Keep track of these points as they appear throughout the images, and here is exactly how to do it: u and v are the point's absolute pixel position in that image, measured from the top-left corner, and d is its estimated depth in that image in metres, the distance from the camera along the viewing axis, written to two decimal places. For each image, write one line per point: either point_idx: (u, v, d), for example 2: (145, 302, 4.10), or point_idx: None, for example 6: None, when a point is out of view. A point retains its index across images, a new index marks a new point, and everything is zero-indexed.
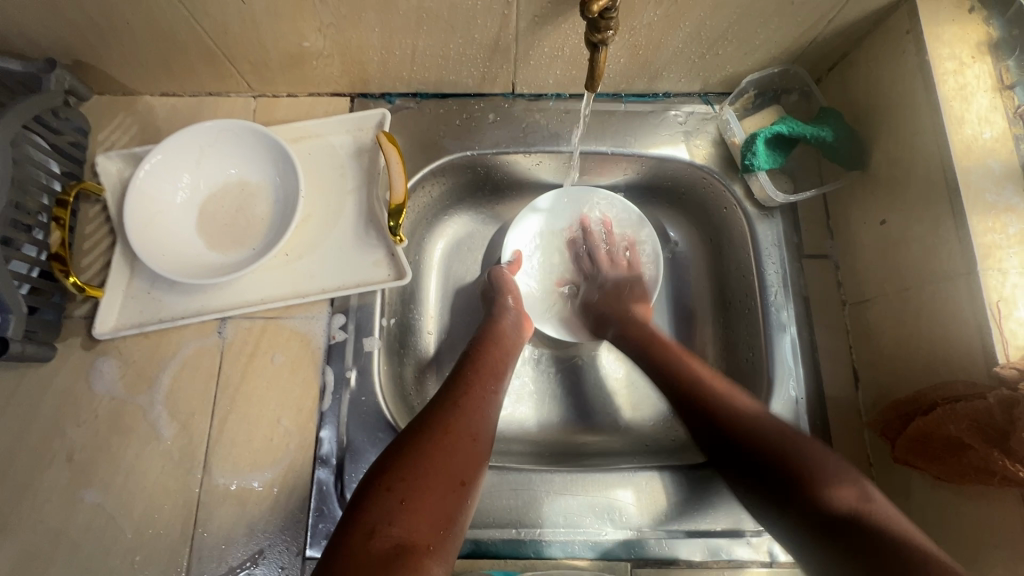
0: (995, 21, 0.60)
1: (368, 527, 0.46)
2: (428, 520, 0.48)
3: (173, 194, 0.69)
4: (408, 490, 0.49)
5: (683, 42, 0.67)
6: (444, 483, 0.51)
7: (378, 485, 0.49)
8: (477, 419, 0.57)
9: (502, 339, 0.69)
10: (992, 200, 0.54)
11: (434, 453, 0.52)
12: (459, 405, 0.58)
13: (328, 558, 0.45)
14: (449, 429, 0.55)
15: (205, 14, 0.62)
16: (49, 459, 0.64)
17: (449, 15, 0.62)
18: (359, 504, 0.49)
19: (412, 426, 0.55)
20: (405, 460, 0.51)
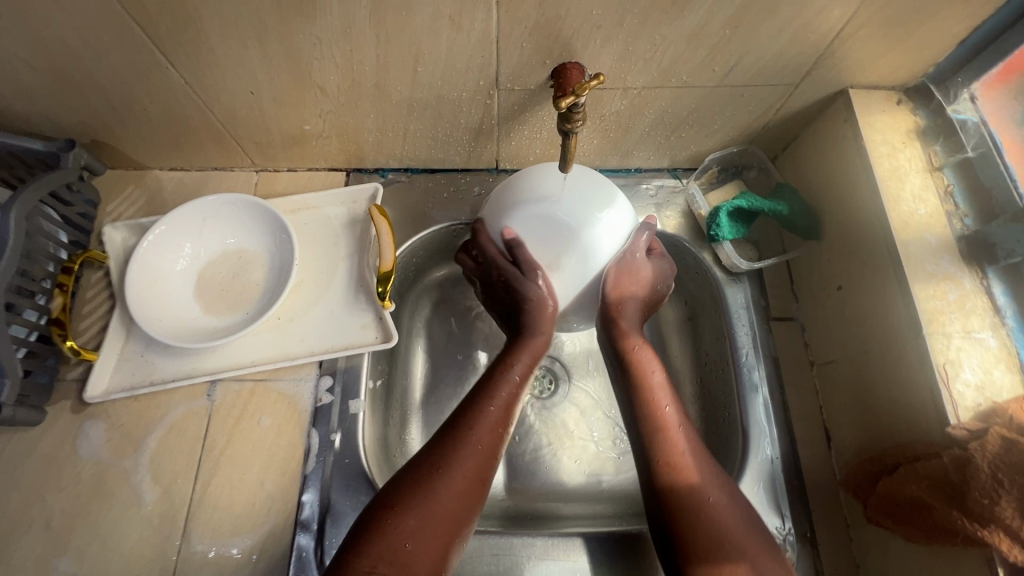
0: (921, 111, 0.68)
1: (362, 567, 0.48)
2: (426, 563, 0.50)
3: (173, 262, 0.74)
4: (410, 529, 0.51)
5: (649, 126, 0.74)
6: (446, 528, 0.52)
7: (385, 518, 0.51)
8: (484, 462, 0.58)
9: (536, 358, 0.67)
10: (931, 269, 0.59)
11: (439, 492, 0.54)
12: (479, 441, 0.58)
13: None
14: (456, 463, 0.56)
15: (217, 102, 0.69)
16: (27, 525, 0.64)
17: (438, 103, 0.69)
18: (362, 539, 0.50)
19: (423, 456, 0.57)
20: (412, 497, 0.53)
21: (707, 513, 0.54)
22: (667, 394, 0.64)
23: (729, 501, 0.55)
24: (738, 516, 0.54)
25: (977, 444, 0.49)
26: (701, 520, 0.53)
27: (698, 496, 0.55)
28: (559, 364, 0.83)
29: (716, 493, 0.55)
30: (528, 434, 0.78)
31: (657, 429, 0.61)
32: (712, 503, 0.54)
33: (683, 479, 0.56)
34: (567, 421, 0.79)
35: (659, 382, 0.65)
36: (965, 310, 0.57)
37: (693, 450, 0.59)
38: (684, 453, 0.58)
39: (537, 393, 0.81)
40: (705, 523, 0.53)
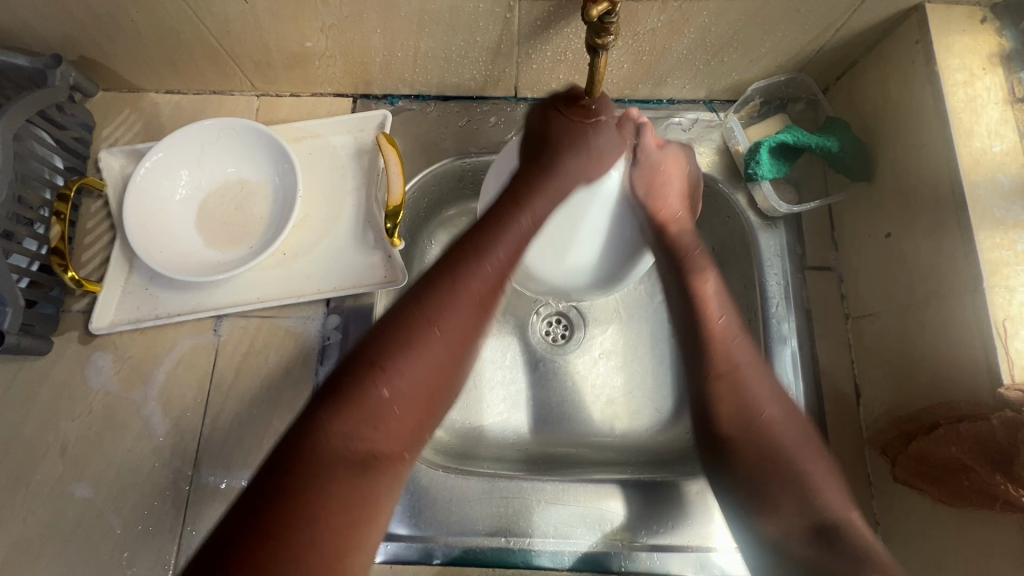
0: (1008, 32, 0.59)
1: (339, 431, 0.41)
2: (409, 433, 0.44)
3: (173, 192, 0.70)
4: (396, 388, 0.43)
5: (688, 49, 0.66)
6: (434, 397, 0.45)
7: (371, 378, 0.43)
8: (477, 322, 0.48)
9: (544, 215, 0.57)
10: (1000, 216, 0.53)
11: (428, 358, 0.44)
12: (478, 276, 0.48)
13: (300, 438, 0.40)
14: (455, 316, 0.46)
15: (208, 13, 0.62)
16: (43, 452, 0.65)
17: (451, 17, 0.62)
18: (338, 396, 0.42)
19: (413, 309, 0.46)
20: (399, 351, 0.44)
21: (763, 429, 0.53)
22: (721, 303, 0.60)
23: (786, 416, 0.54)
24: (801, 442, 0.52)
25: None
26: (749, 423, 0.53)
27: (746, 419, 0.53)
28: (575, 310, 0.79)
29: (778, 415, 0.53)
30: (540, 379, 0.76)
31: (708, 343, 0.57)
32: (767, 418, 0.53)
33: (726, 394, 0.55)
34: (581, 369, 0.76)
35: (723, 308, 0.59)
36: None
37: (748, 362, 0.56)
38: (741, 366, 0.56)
39: (551, 339, 0.78)
40: (759, 451, 0.52)
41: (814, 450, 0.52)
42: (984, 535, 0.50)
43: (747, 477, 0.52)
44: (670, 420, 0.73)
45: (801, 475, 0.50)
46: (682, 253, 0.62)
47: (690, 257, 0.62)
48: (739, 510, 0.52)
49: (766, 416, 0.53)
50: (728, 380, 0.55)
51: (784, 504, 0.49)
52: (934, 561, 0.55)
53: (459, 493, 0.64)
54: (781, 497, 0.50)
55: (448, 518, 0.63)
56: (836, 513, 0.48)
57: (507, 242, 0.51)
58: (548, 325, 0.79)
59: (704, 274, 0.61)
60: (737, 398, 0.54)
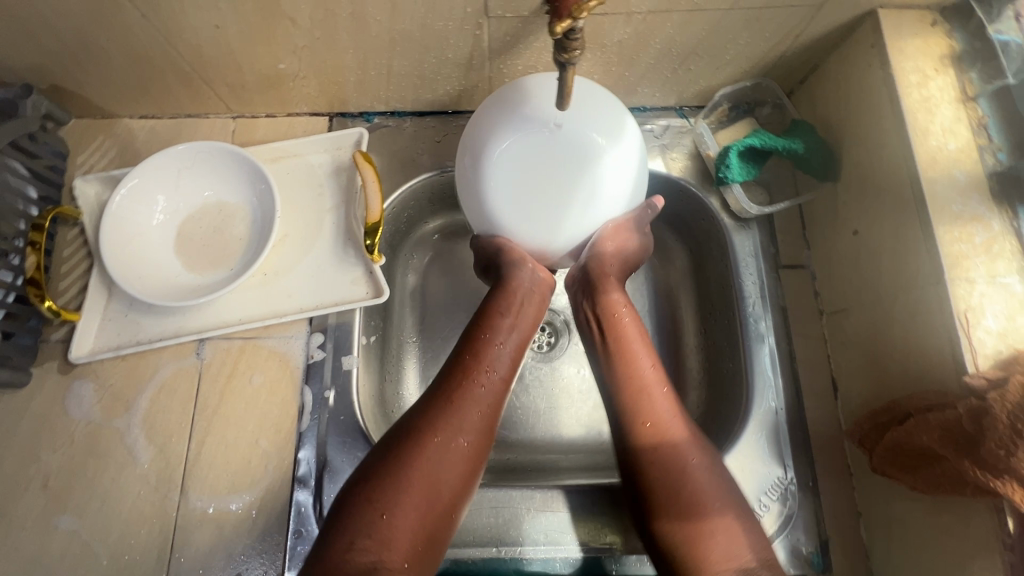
0: (957, 34, 0.61)
1: (344, 545, 0.48)
2: (408, 539, 0.50)
3: (150, 217, 0.70)
4: (392, 507, 0.50)
5: (655, 58, 0.68)
6: (431, 505, 0.52)
7: (365, 493, 0.51)
8: (472, 433, 0.56)
9: (518, 307, 0.64)
10: (957, 210, 0.55)
11: (421, 469, 0.52)
12: (462, 403, 0.57)
13: (315, 562, 0.48)
14: (447, 435, 0.55)
15: (179, 39, 0.63)
16: (25, 486, 0.64)
17: (422, 35, 0.63)
18: (346, 516, 0.50)
19: (405, 431, 0.55)
20: (395, 471, 0.52)
21: (663, 446, 0.56)
22: (648, 351, 0.62)
23: (689, 441, 0.57)
24: (690, 449, 0.56)
25: (995, 394, 0.47)
26: (654, 449, 0.56)
27: (659, 438, 0.56)
28: (558, 317, 0.80)
29: (674, 427, 0.57)
30: (526, 388, 0.76)
31: (631, 394, 0.59)
32: (693, 463, 0.55)
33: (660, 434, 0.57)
34: (566, 375, 0.77)
35: (644, 358, 0.61)
36: (991, 254, 0.53)
37: (673, 413, 0.58)
38: (664, 411, 0.58)
39: (536, 347, 0.78)
40: (665, 486, 0.55)
41: (729, 495, 0.54)
42: (957, 520, 0.52)
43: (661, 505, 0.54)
44: None
45: (687, 494, 0.54)
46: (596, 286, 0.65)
47: (614, 316, 0.64)
48: (659, 541, 0.54)
49: (671, 440, 0.56)
50: (653, 422, 0.57)
51: (712, 541, 0.51)
52: (916, 547, 0.56)
53: None
54: (704, 539, 0.52)
55: None
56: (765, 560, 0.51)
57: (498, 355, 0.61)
58: None
59: (614, 291, 0.65)
60: (656, 426, 0.57)
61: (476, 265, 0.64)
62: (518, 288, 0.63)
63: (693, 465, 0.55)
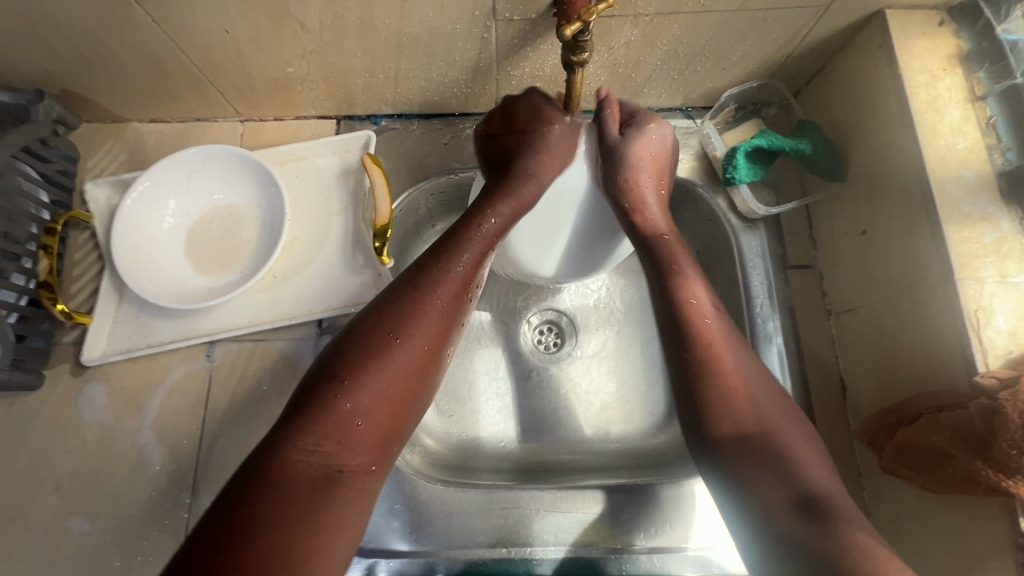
0: (965, 34, 0.61)
1: (304, 446, 0.43)
2: (374, 441, 0.46)
3: (160, 220, 0.71)
4: (360, 404, 0.46)
5: (662, 60, 0.68)
6: (396, 408, 0.48)
7: (335, 393, 0.46)
8: (440, 336, 0.52)
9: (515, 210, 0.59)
10: (967, 210, 0.55)
11: (390, 369, 0.48)
12: (436, 305, 0.52)
13: (263, 467, 0.42)
14: (414, 331, 0.50)
15: (189, 44, 0.63)
16: (38, 487, 0.64)
17: (430, 39, 0.63)
18: (305, 414, 0.45)
19: (372, 330, 0.50)
20: (362, 369, 0.47)
21: (755, 409, 0.51)
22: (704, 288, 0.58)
23: (775, 400, 0.52)
24: (778, 420, 0.51)
25: (1008, 394, 0.47)
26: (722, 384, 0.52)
27: (727, 375, 0.52)
28: (566, 317, 0.80)
29: (756, 386, 0.52)
30: (534, 389, 0.76)
31: (698, 337, 0.55)
32: (744, 392, 0.52)
33: (716, 371, 0.53)
34: (574, 375, 0.77)
35: (698, 290, 0.58)
36: (1001, 253, 0.53)
37: (732, 343, 0.55)
38: (719, 342, 0.54)
39: (543, 348, 0.79)
40: (733, 418, 0.51)
41: (790, 420, 0.51)
42: (969, 519, 0.52)
43: (735, 452, 0.49)
44: (663, 423, 0.74)
45: (776, 443, 0.49)
46: (663, 256, 0.60)
47: (669, 257, 0.60)
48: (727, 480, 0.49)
49: (759, 399, 0.52)
50: (716, 346, 0.54)
51: (765, 472, 0.47)
52: (927, 548, 0.56)
53: (457, 506, 0.64)
54: (764, 470, 0.47)
55: (449, 533, 0.63)
56: (823, 492, 0.46)
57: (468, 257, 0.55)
58: (539, 334, 0.79)
59: (692, 275, 0.58)
60: (727, 374, 0.53)
61: (514, 186, 0.59)
62: (527, 189, 0.59)
63: (792, 431, 0.50)
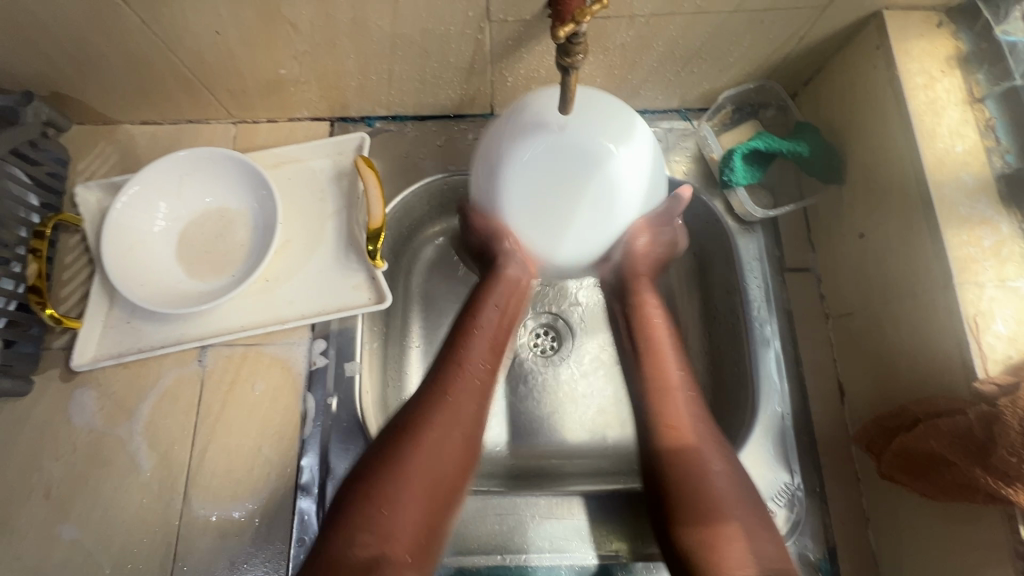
0: (964, 35, 0.61)
1: (346, 544, 0.47)
2: (408, 530, 0.49)
3: (151, 224, 0.70)
4: (391, 501, 0.49)
5: (658, 61, 0.67)
6: (427, 495, 0.51)
7: (363, 488, 0.50)
8: (466, 422, 0.56)
9: (502, 304, 0.64)
10: (965, 214, 0.54)
11: (417, 460, 0.52)
12: (454, 391, 0.57)
13: (312, 560, 0.46)
14: (435, 422, 0.54)
15: (180, 45, 0.63)
16: (27, 495, 0.63)
17: (423, 40, 0.62)
18: (341, 512, 0.49)
19: (396, 425, 0.54)
20: (395, 463, 0.51)
21: (710, 478, 0.53)
22: (675, 356, 0.62)
23: (727, 465, 0.55)
24: (730, 493, 0.53)
25: (1007, 401, 0.46)
26: (677, 450, 0.55)
27: (679, 442, 0.56)
28: (562, 320, 0.79)
29: (716, 454, 0.55)
30: (531, 393, 0.76)
31: (657, 407, 0.58)
32: (714, 471, 0.54)
33: (677, 436, 0.56)
34: (570, 380, 0.76)
35: (668, 349, 0.62)
36: (1000, 258, 0.52)
37: (699, 420, 0.57)
38: (683, 413, 0.58)
39: (539, 352, 0.78)
40: (698, 487, 0.53)
41: (749, 501, 0.53)
42: (969, 527, 0.51)
43: (680, 516, 0.52)
44: None
45: (714, 508, 0.52)
46: (630, 291, 0.66)
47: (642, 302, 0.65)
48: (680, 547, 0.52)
49: (711, 458, 0.55)
50: (677, 427, 0.57)
51: (725, 545, 0.49)
52: (927, 555, 0.56)
53: None
54: (724, 543, 0.50)
55: None
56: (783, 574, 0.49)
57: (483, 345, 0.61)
58: (535, 337, 0.79)
59: (656, 319, 0.65)
60: (683, 435, 0.56)
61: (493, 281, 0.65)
62: (512, 280, 0.65)
63: (739, 496, 0.53)
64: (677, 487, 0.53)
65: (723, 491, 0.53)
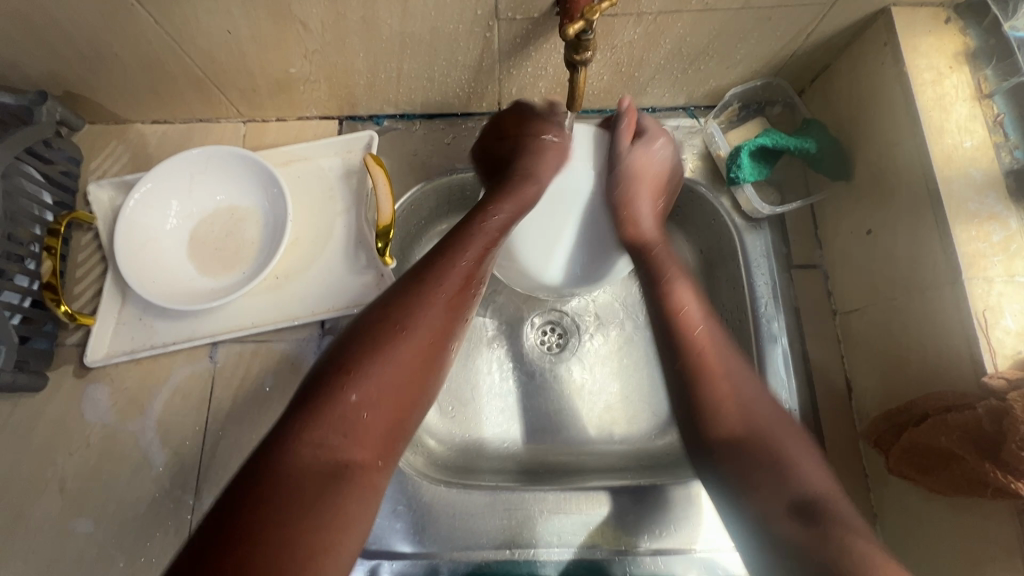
0: (972, 31, 0.61)
1: (311, 440, 0.42)
2: (379, 434, 0.45)
3: (163, 221, 0.71)
4: (364, 394, 0.45)
5: (665, 59, 0.68)
6: (405, 398, 0.47)
7: (340, 384, 0.45)
8: (447, 326, 0.52)
9: (507, 223, 0.61)
10: (973, 209, 0.54)
11: (395, 362, 0.47)
12: (440, 298, 0.52)
13: (263, 460, 0.41)
14: (419, 324, 0.50)
15: (192, 45, 0.63)
16: (42, 489, 0.64)
17: (432, 38, 0.63)
18: (309, 406, 0.44)
19: (382, 320, 0.50)
20: (369, 358, 0.47)
21: (759, 420, 0.52)
22: (693, 296, 0.60)
23: (773, 414, 0.53)
24: (777, 428, 0.51)
25: (1017, 394, 0.46)
26: (723, 400, 0.53)
27: (723, 393, 0.53)
28: (568, 317, 0.79)
29: (758, 403, 0.53)
30: (538, 389, 0.76)
31: (693, 358, 0.56)
32: (751, 402, 0.53)
33: (709, 376, 0.54)
34: (577, 376, 0.77)
35: (691, 305, 0.59)
36: (1009, 252, 0.52)
37: (727, 357, 0.56)
38: (710, 356, 0.56)
39: (546, 349, 0.78)
40: (734, 423, 0.52)
41: (786, 425, 0.52)
42: (977, 522, 0.51)
43: (739, 467, 0.50)
44: (668, 423, 0.74)
45: (777, 455, 0.49)
46: (661, 278, 0.62)
47: (656, 256, 0.63)
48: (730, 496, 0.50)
49: (758, 409, 0.52)
50: (707, 368, 0.55)
51: (768, 484, 0.48)
52: (935, 551, 0.56)
53: (461, 507, 0.64)
54: (764, 475, 0.48)
55: (452, 534, 0.63)
56: (815, 492, 0.47)
57: (471, 252, 0.57)
58: (542, 334, 0.79)
59: (680, 282, 0.61)
60: (719, 388, 0.54)
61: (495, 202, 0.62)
62: (525, 196, 0.63)
63: (792, 439, 0.51)
64: (722, 438, 0.52)
65: (772, 429, 0.51)
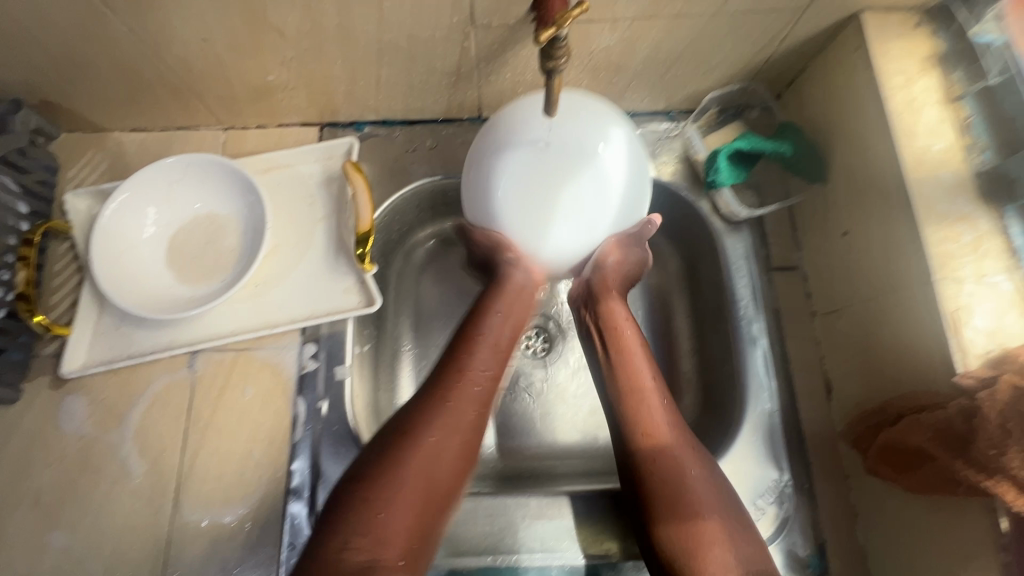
0: (941, 35, 0.62)
1: (337, 544, 0.47)
2: (401, 533, 0.49)
3: (141, 229, 0.70)
4: (388, 508, 0.49)
5: (643, 64, 0.68)
6: (422, 500, 0.51)
7: (360, 494, 0.50)
8: (466, 422, 0.56)
9: (507, 308, 0.64)
10: (944, 210, 0.55)
11: (414, 466, 0.51)
12: (455, 395, 0.56)
13: (308, 562, 0.47)
14: (435, 427, 0.54)
15: (167, 52, 0.63)
16: (17, 502, 0.63)
17: (409, 44, 0.63)
18: (336, 517, 0.49)
19: (396, 428, 0.54)
20: (384, 469, 0.51)
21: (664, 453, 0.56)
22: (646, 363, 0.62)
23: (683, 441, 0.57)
24: (685, 451, 0.56)
25: (985, 393, 0.47)
26: (655, 455, 0.56)
27: (651, 441, 0.57)
28: (552, 322, 0.79)
29: (674, 430, 0.58)
30: (524, 395, 0.76)
31: (628, 410, 0.59)
32: (691, 477, 0.55)
33: (659, 455, 0.56)
34: (561, 380, 0.77)
35: (640, 363, 0.62)
36: (979, 253, 0.53)
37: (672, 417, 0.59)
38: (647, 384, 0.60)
39: (530, 353, 0.78)
40: (665, 481, 0.55)
41: (724, 504, 0.54)
42: (953, 520, 0.52)
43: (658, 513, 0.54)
44: None
45: (687, 497, 0.54)
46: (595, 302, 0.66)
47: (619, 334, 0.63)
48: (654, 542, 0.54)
49: (665, 441, 0.57)
50: (637, 398, 0.59)
51: (709, 550, 0.51)
52: (914, 549, 0.56)
53: None
54: (704, 547, 0.51)
55: None
56: (758, 567, 0.51)
57: (484, 350, 0.60)
58: (526, 339, 0.79)
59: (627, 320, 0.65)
60: (667, 483, 0.55)
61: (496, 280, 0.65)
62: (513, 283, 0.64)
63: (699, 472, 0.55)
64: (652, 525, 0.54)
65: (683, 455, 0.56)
